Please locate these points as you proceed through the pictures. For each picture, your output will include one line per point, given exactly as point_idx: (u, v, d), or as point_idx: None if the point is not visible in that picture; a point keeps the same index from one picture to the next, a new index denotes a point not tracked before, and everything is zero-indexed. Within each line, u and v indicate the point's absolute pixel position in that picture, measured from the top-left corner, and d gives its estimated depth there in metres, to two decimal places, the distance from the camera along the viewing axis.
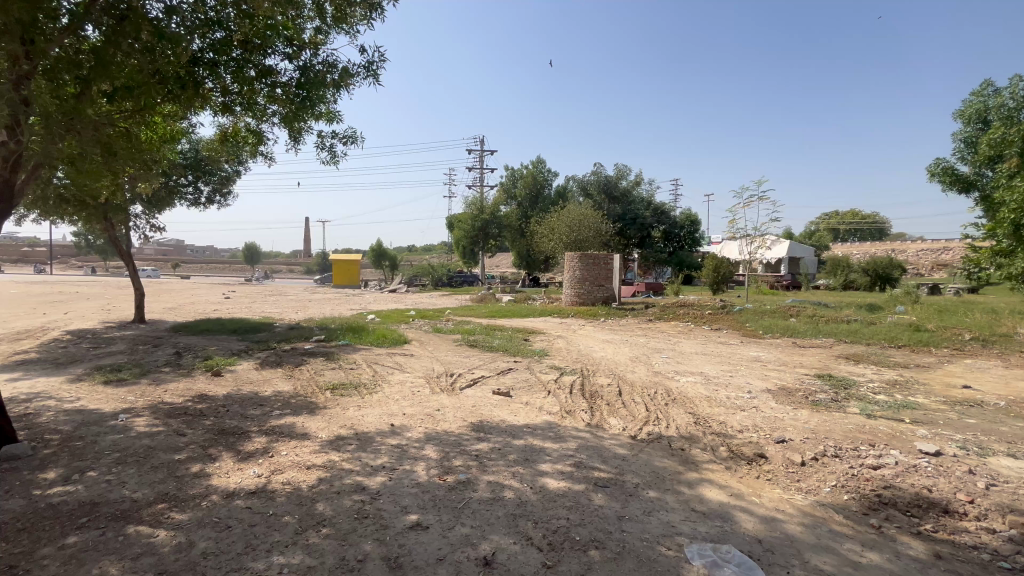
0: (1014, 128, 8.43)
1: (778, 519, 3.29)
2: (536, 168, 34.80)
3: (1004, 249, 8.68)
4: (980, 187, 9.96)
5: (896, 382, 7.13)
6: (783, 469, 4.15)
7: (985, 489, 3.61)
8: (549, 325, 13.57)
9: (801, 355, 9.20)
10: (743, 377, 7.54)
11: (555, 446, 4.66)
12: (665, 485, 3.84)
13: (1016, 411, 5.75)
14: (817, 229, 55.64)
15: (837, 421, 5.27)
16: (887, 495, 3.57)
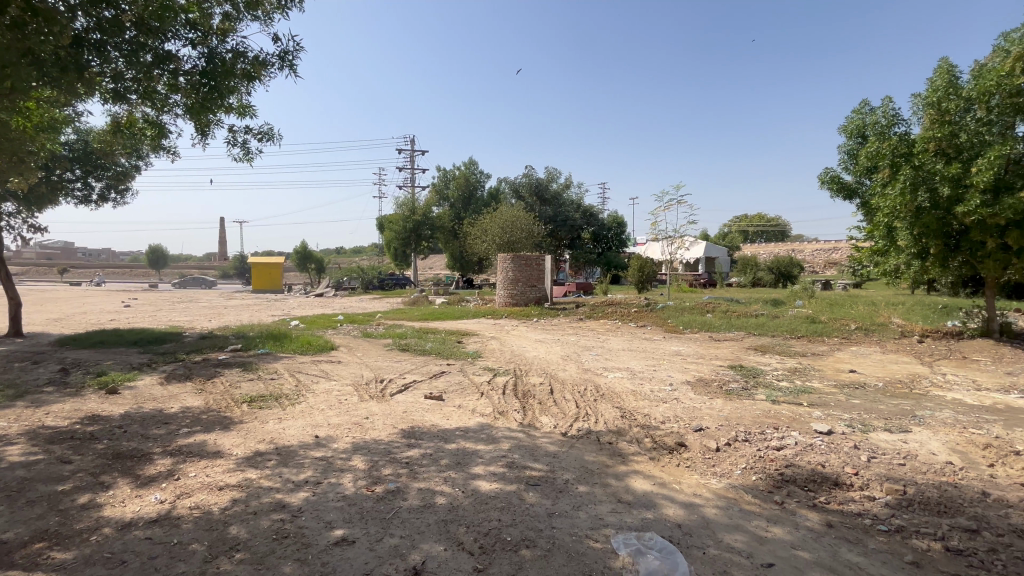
0: (886, 142, 9.48)
1: (697, 503, 3.50)
2: (468, 169, 34.67)
3: (879, 249, 9.94)
4: (860, 194, 11.05)
5: (796, 369, 7.89)
6: (701, 455, 4.43)
7: (867, 461, 4.07)
8: (482, 327, 13.58)
9: (717, 348, 9.91)
10: (665, 370, 7.98)
11: (487, 448, 4.65)
12: (593, 479, 3.96)
13: (891, 391, 6.58)
14: (730, 231, 60.26)
15: (747, 408, 5.73)
16: (789, 473, 3.92)
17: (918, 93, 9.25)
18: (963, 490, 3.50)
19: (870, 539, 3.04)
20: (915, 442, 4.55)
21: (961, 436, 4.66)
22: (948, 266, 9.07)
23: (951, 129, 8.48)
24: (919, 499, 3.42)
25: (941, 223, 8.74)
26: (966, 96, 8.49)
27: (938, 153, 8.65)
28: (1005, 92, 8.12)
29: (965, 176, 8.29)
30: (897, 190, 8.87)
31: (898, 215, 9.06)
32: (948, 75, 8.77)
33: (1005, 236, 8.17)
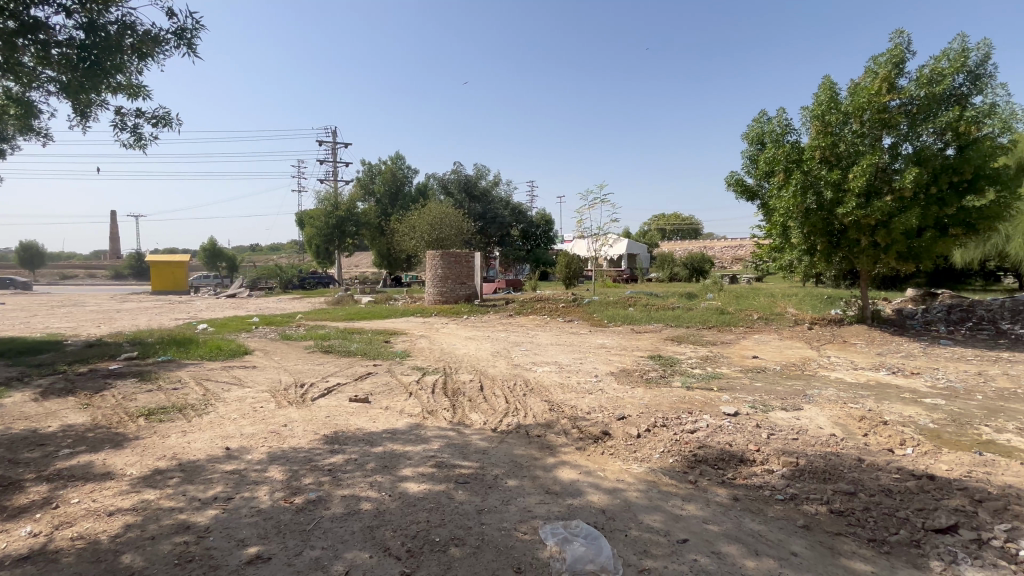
0: (780, 149, 10.32)
1: (620, 488, 3.66)
2: (395, 164, 33.64)
3: (775, 246, 10.98)
4: (760, 196, 12.02)
5: (708, 357, 8.52)
6: (623, 442, 4.64)
7: (767, 438, 4.49)
8: (411, 325, 13.28)
9: (638, 340, 10.46)
10: (591, 363, 8.29)
11: (416, 449, 4.56)
12: (523, 472, 4.02)
13: (786, 373, 7.31)
14: (650, 229, 63.80)
15: (665, 395, 6.09)
16: (701, 453, 4.22)
17: (806, 106, 10.29)
18: (844, 458, 3.97)
19: (769, 508, 3.35)
20: (806, 418, 5.09)
21: (842, 411, 5.28)
22: (831, 261, 10.25)
23: (832, 140, 9.54)
24: (809, 469, 3.82)
25: (824, 223, 9.85)
26: (843, 111, 9.59)
27: (822, 161, 9.68)
28: (874, 109, 9.27)
29: (843, 182, 9.39)
30: (790, 193, 9.84)
31: (791, 216, 10.03)
32: (829, 92, 9.83)
33: (875, 235, 9.37)
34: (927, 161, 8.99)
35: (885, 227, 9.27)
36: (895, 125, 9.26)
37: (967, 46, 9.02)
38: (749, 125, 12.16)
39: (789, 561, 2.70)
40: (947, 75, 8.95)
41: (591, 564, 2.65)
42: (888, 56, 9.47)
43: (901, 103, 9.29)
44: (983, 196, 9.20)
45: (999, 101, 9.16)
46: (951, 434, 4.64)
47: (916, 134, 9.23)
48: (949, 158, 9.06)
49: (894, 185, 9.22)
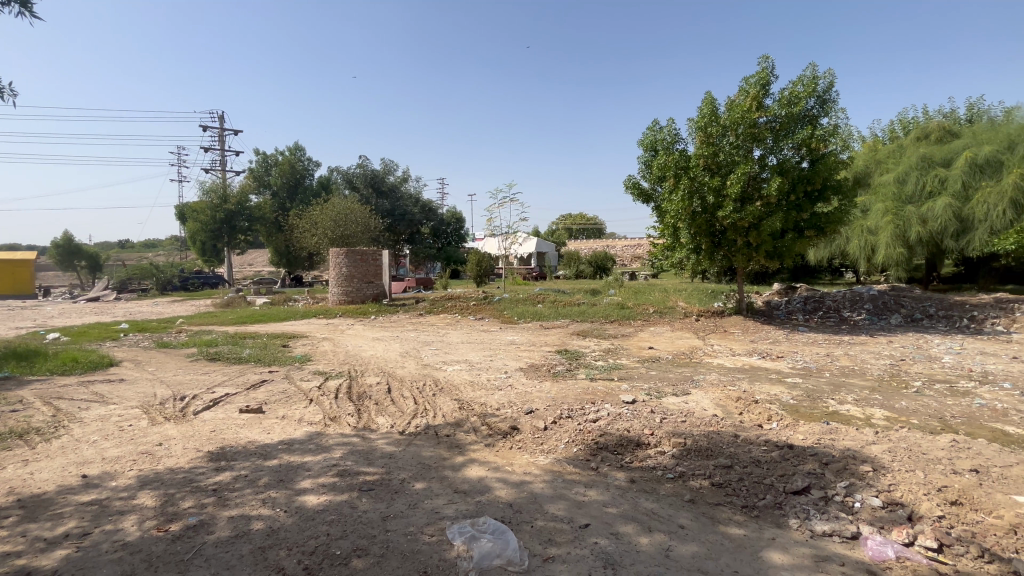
0: (671, 156, 11.23)
1: (526, 481, 3.74)
2: (293, 155, 31.31)
3: (667, 245, 11.95)
4: (654, 199, 12.99)
5: (609, 349, 9.05)
6: (530, 436, 4.76)
7: (660, 422, 4.86)
8: (312, 328, 12.45)
9: (546, 335, 10.81)
10: (501, 359, 8.39)
11: (316, 459, 4.28)
12: (431, 473, 3.95)
13: (678, 361, 7.98)
14: (558, 228, 66.12)
15: (570, 388, 6.36)
16: (602, 440, 4.46)
17: (691, 118, 11.31)
18: (723, 435, 4.42)
19: (661, 487, 3.63)
20: (693, 401, 5.61)
21: (722, 393, 5.89)
22: (714, 259, 11.38)
23: (713, 149, 10.60)
24: (694, 447, 4.21)
25: (707, 224, 10.93)
26: (722, 124, 10.68)
27: (705, 168, 10.71)
28: (746, 124, 10.44)
29: (722, 188, 10.48)
30: (679, 197, 10.77)
31: (680, 218, 10.97)
32: (710, 106, 10.89)
33: (748, 236, 10.58)
34: (788, 172, 10.31)
35: (756, 229, 10.50)
36: (763, 139, 10.49)
37: (817, 73, 10.46)
38: (643, 133, 13.05)
39: (677, 533, 2.95)
40: (802, 98, 10.33)
41: (498, 558, 2.68)
42: (757, 78, 10.71)
43: (768, 120, 10.55)
44: (830, 204, 10.75)
45: (841, 123, 10.76)
46: (806, 408, 5.39)
47: (779, 148, 10.54)
48: (804, 170, 10.47)
49: (762, 192, 10.47)
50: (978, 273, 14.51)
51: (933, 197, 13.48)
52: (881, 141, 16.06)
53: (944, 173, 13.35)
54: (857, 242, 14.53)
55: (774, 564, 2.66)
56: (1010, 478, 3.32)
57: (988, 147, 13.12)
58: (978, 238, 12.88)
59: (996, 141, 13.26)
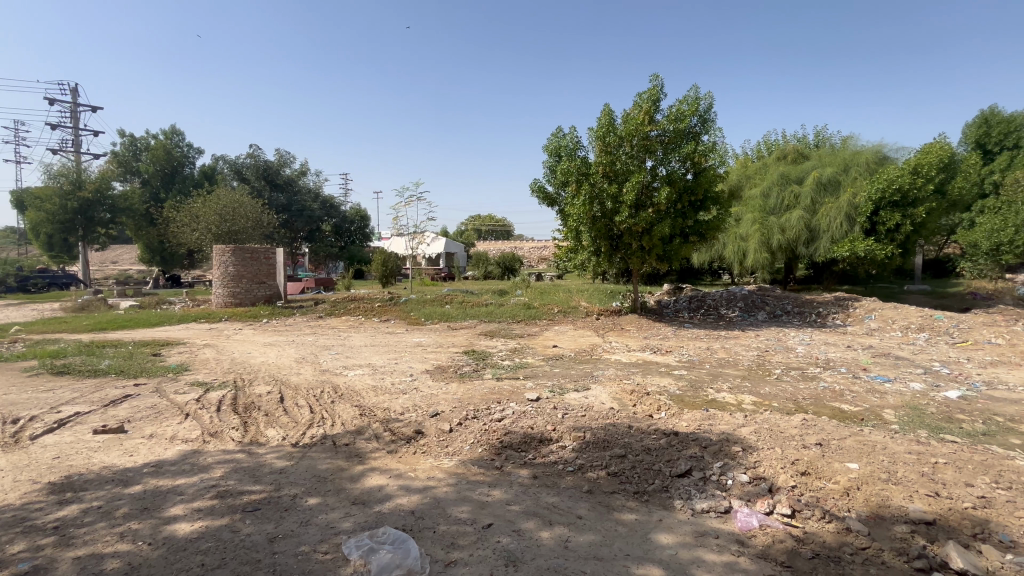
0: (574, 162, 11.74)
1: (430, 486, 3.66)
2: (169, 139, 27.78)
3: (570, 248, 12.48)
4: (558, 203, 13.51)
5: (516, 349, 9.21)
6: (435, 439, 4.68)
7: (561, 417, 5.03)
8: (192, 334, 11.11)
9: (453, 336, 10.72)
10: (407, 362, 8.15)
11: (192, 481, 3.81)
12: (327, 486, 3.72)
13: (579, 358, 8.35)
14: (466, 230, 66.18)
15: (476, 388, 6.36)
16: (506, 439, 4.52)
17: (592, 128, 11.93)
18: (618, 427, 4.70)
19: (561, 480, 3.76)
20: (592, 396, 5.91)
21: (619, 387, 6.28)
22: (612, 261, 12.11)
23: (611, 158, 11.29)
24: (592, 439, 4.41)
25: (606, 229, 11.63)
26: (618, 135, 11.41)
27: (604, 175, 11.38)
28: (640, 136, 11.25)
29: (619, 195, 11.22)
30: (581, 202, 11.32)
31: (582, 222, 11.54)
32: (608, 118, 11.58)
33: (642, 240, 11.43)
34: (676, 182, 11.29)
35: (648, 234, 11.37)
36: (654, 151, 11.38)
37: (698, 95, 11.55)
38: (548, 138, 13.49)
39: (576, 524, 3.07)
40: (687, 116, 11.35)
41: (397, 569, 2.57)
42: (649, 94, 11.59)
43: (658, 134, 11.45)
44: (710, 212, 11.93)
45: (718, 140, 11.99)
46: (690, 397, 5.92)
47: (667, 160, 11.49)
48: (689, 181, 11.53)
49: (654, 200, 11.34)
50: (823, 275, 17.02)
51: (790, 209, 15.60)
52: (751, 158, 18.24)
53: (798, 189, 15.51)
54: (732, 248, 16.36)
55: (661, 544, 2.88)
56: (844, 449, 3.92)
57: (830, 169, 15.47)
58: (823, 246, 15.13)
59: (836, 164, 15.69)
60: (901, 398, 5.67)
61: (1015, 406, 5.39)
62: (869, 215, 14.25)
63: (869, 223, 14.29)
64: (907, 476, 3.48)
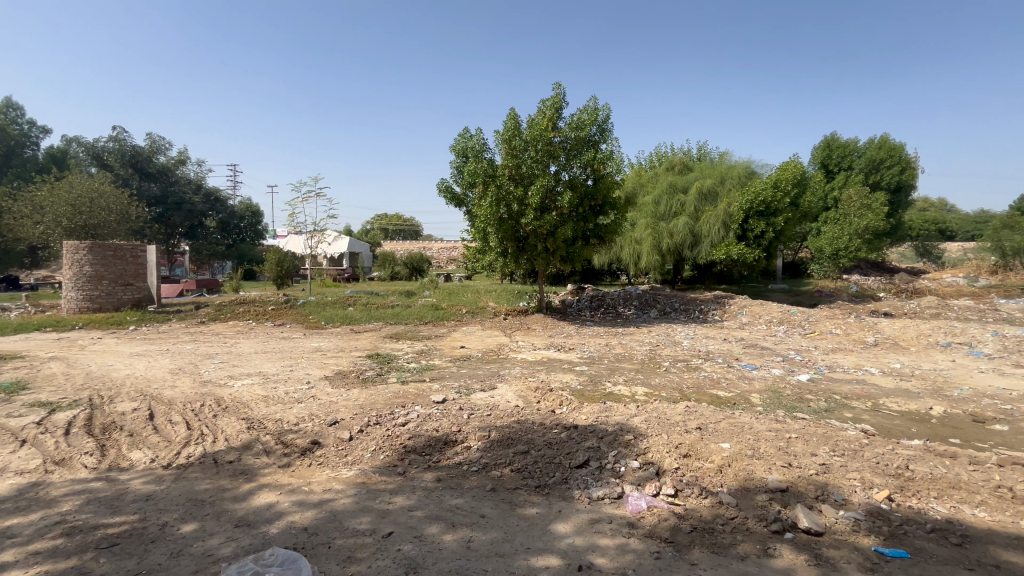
0: (481, 163, 11.83)
1: (327, 499, 3.46)
2: (3, 115, 23.31)
3: (478, 249, 12.53)
4: (465, 203, 13.52)
5: (422, 351, 9.05)
6: (333, 449, 4.44)
7: (467, 418, 5.02)
8: (33, 345, 9.36)
9: (356, 340, 10.24)
10: (303, 369, 7.63)
11: (27, 520, 3.21)
12: (206, 510, 3.35)
13: (486, 359, 8.39)
14: (372, 229, 63.71)
15: (380, 393, 6.13)
16: (411, 444, 4.41)
17: (497, 130, 12.11)
18: (523, 424, 4.81)
19: (466, 481, 3.75)
20: (498, 395, 5.99)
21: (524, 385, 6.41)
22: (519, 262, 12.38)
23: (517, 162, 11.55)
24: (497, 438, 4.46)
25: (513, 230, 11.87)
26: (523, 139, 11.71)
27: (510, 178, 11.62)
28: (544, 142, 11.65)
29: (525, 198, 11.52)
30: (487, 203, 11.46)
31: (489, 223, 11.69)
32: (514, 122, 11.84)
33: (547, 242, 11.83)
34: (577, 187, 11.85)
35: (552, 236, 11.81)
36: (557, 156, 11.83)
37: (597, 105, 12.20)
38: (455, 139, 13.43)
39: (479, 524, 3.09)
40: (586, 125, 11.93)
41: None
42: (551, 102, 12.02)
43: (560, 141, 11.93)
44: (608, 217, 12.65)
45: (615, 150, 12.75)
46: (590, 391, 6.25)
47: (570, 166, 12.00)
48: (589, 187, 12.13)
49: (557, 204, 11.80)
50: (705, 276, 18.87)
51: (677, 216, 17.11)
52: (644, 167, 19.70)
53: (683, 198, 17.09)
54: (628, 250, 17.52)
55: (560, 534, 2.99)
56: (719, 431, 4.38)
57: (710, 181, 17.24)
58: (704, 250, 16.80)
59: (714, 176, 17.50)
60: (765, 383, 6.49)
61: (848, 385, 6.44)
62: (741, 223, 16.12)
63: (741, 230, 16.16)
64: (767, 451, 3.98)
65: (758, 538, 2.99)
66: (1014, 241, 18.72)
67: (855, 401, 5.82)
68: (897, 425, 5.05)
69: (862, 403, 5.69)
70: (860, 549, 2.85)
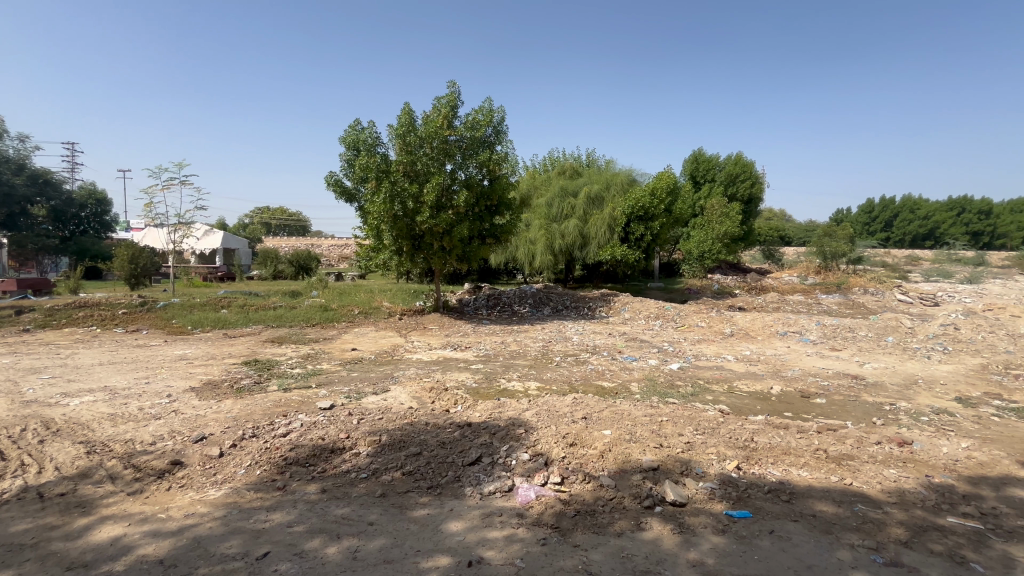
0: (374, 157, 11.42)
1: (189, 524, 3.07)
2: None
3: (371, 247, 12.03)
4: (356, 199, 12.94)
5: (308, 355, 8.46)
6: (198, 469, 3.96)
7: (356, 423, 4.79)
8: None
9: (230, 345, 9.26)
10: (163, 380, 6.69)
11: None
12: (27, 554, 2.79)
13: (380, 360, 8.08)
14: (252, 223, 58.13)
15: (257, 402, 5.59)
16: (292, 455, 4.10)
17: (391, 124, 11.76)
18: (415, 425, 4.72)
19: (353, 489, 3.59)
20: (391, 397, 5.80)
21: (418, 385, 6.29)
22: (415, 261, 12.09)
23: (412, 158, 11.34)
24: (388, 442, 4.32)
25: (408, 228, 11.57)
26: (418, 136, 11.52)
27: (405, 174, 11.37)
28: (439, 139, 11.54)
29: (420, 195, 11.34)
30: (380, 199, 11.09)
31: (383, 220, 11.31)
32: (408, 117, 11.58)
33: (443, 240, 11.72)
34: (473, 187, 11.89)
35: (448, 234, 11.73)
36: (453, 155, 11.82)
37: (492, 107, 12.36)
38: (344, 130, 12.79)
39: (366, 532, 2.97)
40: (482, 125, 12.04)
41: None
42: (447, 100, 11.96)
43: (455, 139, 11.91)
44: (504, 217, 12.88)
45: (509, 151, 13.02)
46: (484, 389, 6.33)
47: (465, 165, 12.02)
48: (485, 187, 12.24)
49: (453, 202, 11.77)
50: (593, 276, 20.10)
51: (568, 218, 18.03)
52: (538, 170, 20.46)
53: (574, 201, 18.07)
54: (524, 250, 18.04)
55: (450, 533, 2.99)
56: (602, 419, 4.71)
57: (597, 186, 18.43)
58: (593, 250, 17.91)
59: (601, 182, 18.75)
60: (643, 373, 7.12)
61: (710, 371, 7.32)
62: (624, 226, 17.50)
63: (624, 232, 17.51)
64: (642, 434, 4.36)
65: (632, 515, 3.27)
66: (832, 247, 22.70)
67: (716, 385, 6.63)
68: (746, 404, 5.85)
69: (721, 387, 6.52)
70: (715, 514, 3.27)
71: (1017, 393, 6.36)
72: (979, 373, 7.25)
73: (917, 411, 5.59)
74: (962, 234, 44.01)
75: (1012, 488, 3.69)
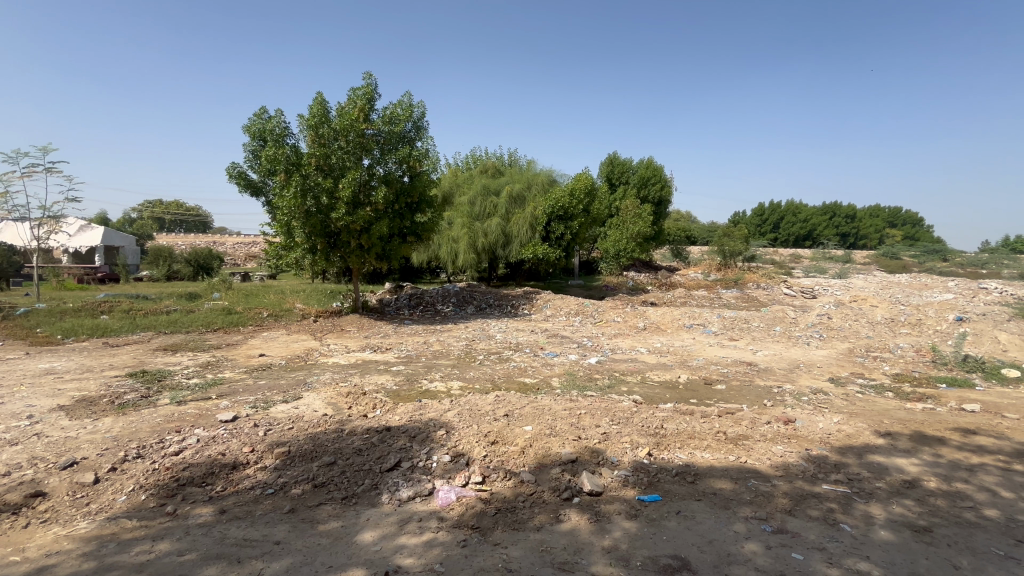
0: (283, 149, 10.70)
1: (50, 566, 2.65)
2: None
3: (282, 245, 11.22)
4: (263, 193, 12.04)
5: (209, 363, 7.71)
6: (66, 500, 3.44)
7: (262, 435, 4.43)
8: None
9: (112, 356, 8.18)
10: (22, 399, 5.73)
11: None
12: None
13: (291, 366, 7.56)
14: (140, 217, 51.72)
15: (144, 419, 4.97)
16: (185, 475, 3.70)
17: (302, 115, 11.08)
18: (329, 433, 4.46)
19: (257, 508, 3.32)
20: (303, 405, 5.45)
21: (334, 391, 5.96)
22: (331, 260, 11.45)
23: (325, 151, 10.78)
24: (298, 452, 4.04)
25: (322, 225, 10.95)
26: (332, 128, 10.95)
27: (317, 168, 10.80)
28: (355, 133, 11.01)
29: (334, 191, 10.81)
30: (291, 194, 10.43)
31: (294, 217, 10.64)
32: (321, 108, 10.96)
33: (360, 238, 11.23)
34: (392, 183, 11.49)
35: (366, 232, 11.24)
36: (370, 149, 11.33)
37: (412, 102, 12.03)
38: (249, 119, 11.91)
39: (271, 553, 2.75)
40: (401, 120, 11.68)
41: None
42: (363, 92, 11.47)
43: (373, 133, 11.45)
44: (425, 215, 12.57)
45: (430, 148, 12.78)
46: (405, 391, 6.16)
47: (384, 161, 11.59)
48: (405, 184, 11.87)
49: (371, 199, 11.29)
50: (517, 274, 20.30)
51: (490, 217, 18.09)
52: (460, 168, 20.35)
53: (496, 200, 18.20)
54: (446, 249, 17.79)
55: (364, 543, 2.86)
56: (523, 416, 4.76)
57: (518, 186, 18.70)
58: (515, 249, 18.13)
59: (522, 182, 19.04)
60: (564, 368, 7.33)
61: (625, 364, 7.72)
62: (545, 226, 17.92)
63: (545, 232, 17.94)
64: (561, 429, 4.45)
65: (551, 508, 3.33)
66: (731, 246, 24.90)
67: (631, 377, 6.98)
68: (657, 393, 6.23)
69: (634, 378, 6.89)
70: (627, 500, 3.43)
71: (876, 372, 7.40)
72: (847, 356, 8.32)
73: (799, 392, 6.29)
74: (834, 235, 50.36)
75: (871, 455, 4.26)
